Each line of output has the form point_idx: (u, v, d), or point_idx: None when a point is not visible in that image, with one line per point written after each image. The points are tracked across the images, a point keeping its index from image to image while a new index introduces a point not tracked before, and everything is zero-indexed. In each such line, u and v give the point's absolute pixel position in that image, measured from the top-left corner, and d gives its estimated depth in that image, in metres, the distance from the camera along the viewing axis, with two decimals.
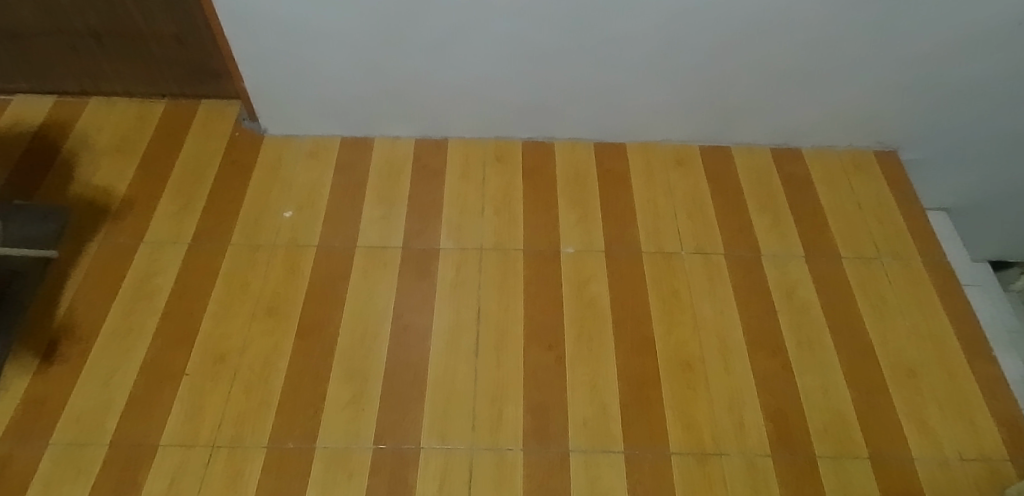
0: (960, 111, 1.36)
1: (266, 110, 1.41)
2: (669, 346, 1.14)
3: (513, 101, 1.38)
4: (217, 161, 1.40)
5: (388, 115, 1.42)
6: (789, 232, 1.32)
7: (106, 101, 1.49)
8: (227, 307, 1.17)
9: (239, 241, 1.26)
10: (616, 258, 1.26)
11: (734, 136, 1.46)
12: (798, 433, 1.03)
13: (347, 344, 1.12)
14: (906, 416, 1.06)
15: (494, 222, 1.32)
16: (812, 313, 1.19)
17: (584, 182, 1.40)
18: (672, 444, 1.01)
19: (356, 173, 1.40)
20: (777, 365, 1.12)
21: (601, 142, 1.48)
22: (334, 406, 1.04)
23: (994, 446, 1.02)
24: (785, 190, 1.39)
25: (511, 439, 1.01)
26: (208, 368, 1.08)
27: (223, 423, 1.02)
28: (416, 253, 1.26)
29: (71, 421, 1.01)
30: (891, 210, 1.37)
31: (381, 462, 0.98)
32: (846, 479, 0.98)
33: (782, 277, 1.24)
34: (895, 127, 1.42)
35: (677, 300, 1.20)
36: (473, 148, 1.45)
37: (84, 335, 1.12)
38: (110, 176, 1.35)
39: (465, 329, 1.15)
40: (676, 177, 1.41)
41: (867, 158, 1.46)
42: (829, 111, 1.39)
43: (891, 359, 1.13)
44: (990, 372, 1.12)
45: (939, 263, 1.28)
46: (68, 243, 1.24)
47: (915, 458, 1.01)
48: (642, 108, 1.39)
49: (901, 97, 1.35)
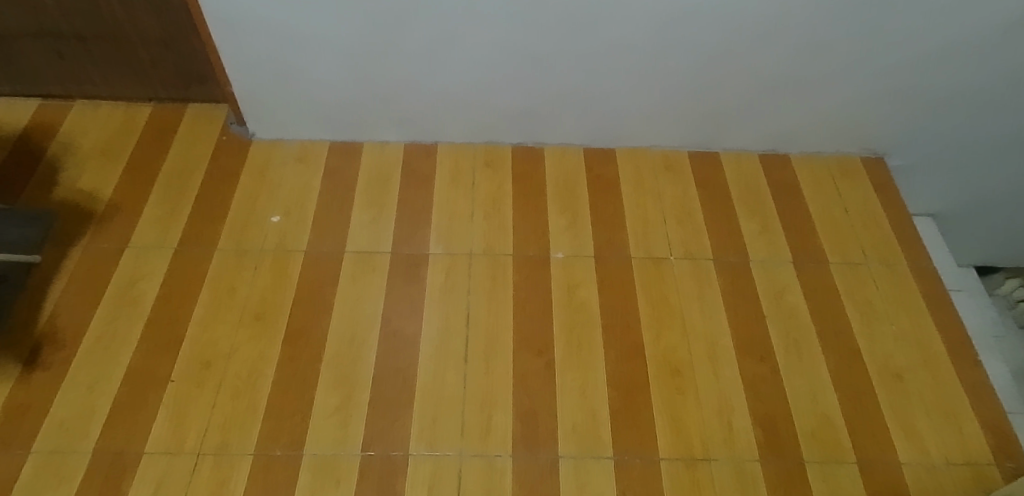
0: (944, 117, 1.38)
1: (255, 114, 1.41)
2: (658, 352, 1.14)
3: (503, 106, 1.38)
4: (204, 165, 1.39)
5: (378, 120, 1.41)
6: (777, 238, 1.33)
7: (92, 104, 1.48)
8: (213, 313, 1.15)
9: (226, 246, 1.25)
10: (606, 263, 1.27)
11: (723, 142, 1.46)
12: (786, 438, 1.03)
13: (335, 350, 1.11)
14: (893, 421, 1.06)
15: (484, 228, 1.32)
16: (800, 318, 1.20)
17: (574, 187, 1.40)
18: (661, 450, 1.01)
19: (345, 178, 1.39)
20: (766, 370, 1.12)
21: (591, 148, 1.48)
22: (321, 413, 1.03)
23: (980, 450, 1.03)
24: (774, 195, 1.40)
25: (500, 445, 1.01)
26: (193, 374, 1.07)
27: (208, 430, 1.01)
28: (406, 258, 1.26)
29: (53, 429, 1.00)
30: (878, 216, 1.38)
31: (369, 470, 0.97)
32: (834, 484, 0.98)
33: (771, 282, 1.25)
34: (882, 133, 1.43)
35: (667, 305, 1.21)
36: (463, 153, 1.45)
37: (67, 341, 1.10)
38: (95, 179, 1.34)
39: (454, 335, 1.15)
40: (665, 182, 1.41)
41: (855, 164, 1.47)
42: (816, 118, 1.40)
43: (878, 364, 1.14)
44: (975, 377, 1.13)
45: (925, 269, 1.29)
46: (52, 247, 1.23)
47: (903, 462, 1.01)
48: (632, 114, 1.40)
49: (887, 104, 1.36)
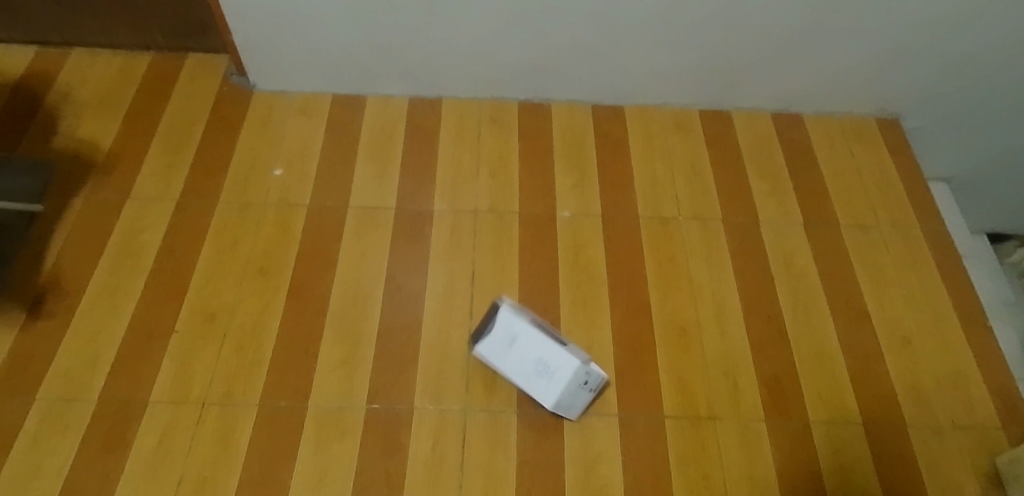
0: (965, 78, 1.33)
1: (255, 65, 1.37)
2: (665, 311, 1.13)
3: (510, 60, 1.34)
4: (205, 116, 1.36)
5: (382, 72, 1.38)
6: (788, 200, 1.30)
7: (89, 51, 1.44)
8: (216, 265, 1.14)
9: (227, 200, 1.23)
10: (613, 221, 1.25)
11: (734, 100, 1.43)
12: (792, 398, 1.03)
13: (339, 304, 1.11)
14: (900, 383, 1.06)
15: (490, 185, 1.29)
16: (809, 280, 1.18)
17: (582, 146, 1.37)
18: (666, 408, 1.01)
19: (348, 132, 1.36)
20: (772, 331, 1.11)
21: (600, 105, 1.45)
22: (325, 367, 1.03)
23: (987, 414, 1.03)
24: (786, 157, 1.37)
25: (505, 401, 1.01)
26: (197, 325, 1.06)
27: (214, 381, 1.00)
28: (410, 215, 1.24)
29: (58, 377, 1.00)
30: (891, 179, 1.35)
31: (374, 423, 0.97)
32: (839, 445, 0.98)
33: (779, 244, 1.23)
34: (898, 94, 1.39)
35: (674, 265, 1.19)
36: (468, 109, 1.42)
37: (70, 291, 1.10)
38: (94, 128, 1.32)
39: (459, 292, 1.14)
40: (674, 141, 1.39)
41: (868, 125, 1.44)
42: (832, 76, 1.36)
43: (887, 327, 1.13)
44: (984, 342, 1.12)
45: (937, 233, 1.27)
46: (52, 197, 1.21)
47: (908, 424, 1.01)
48: (641, 70, 1.36)
49: (905, 63, 1.32)
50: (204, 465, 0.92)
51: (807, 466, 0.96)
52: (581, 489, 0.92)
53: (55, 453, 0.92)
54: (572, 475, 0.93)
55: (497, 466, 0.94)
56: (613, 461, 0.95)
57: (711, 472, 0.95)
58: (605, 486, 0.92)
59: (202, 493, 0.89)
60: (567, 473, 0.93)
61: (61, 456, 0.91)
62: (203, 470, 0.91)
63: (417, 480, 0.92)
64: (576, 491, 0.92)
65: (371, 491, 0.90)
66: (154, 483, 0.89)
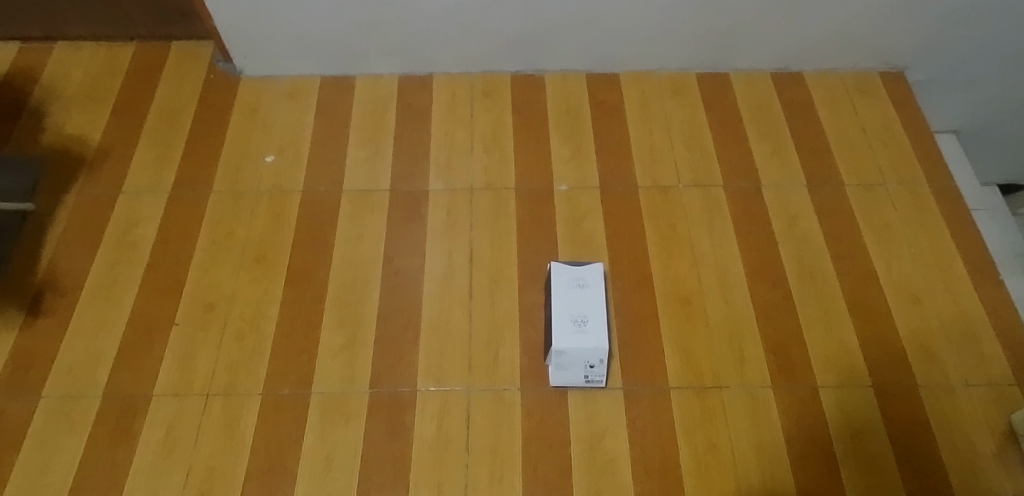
0: (973, 26, 1.28)
1: (242, 51, 1.35)
2: (667, 281, 1.11)
3: (499, 31, 1.31)
4: (193, 106, 1.35)
5: (369, 50, 1.35)
6: (790, 161, 1.27)
7: (72, 45, 1.44)
8: (212, 255, 1.14)
9: (220, 189, 1.23)
10: (610, 192, 1.22)
11: (733, 61, 1.39)
12: (799, 364, 1.01)
13: (338, 289, 1.10)
14: (911, 345, 1.03)
15: (484, 161, 1.27)
16: (814, 243, 1.16)
17: (577, 117, 1.34)
18: (672, 380, 1.00)
19: (337, 114, 1.34)
20: (777, 296, 1.09)
21: (594, 73, 1.41)
22: (327, 353, 1.02)
23: (1000, 371, 1.00)
24: (787, 117, 1.34)
25: (508, 379, 1.00)
26: (197, 316, 1.06)
27: (217, 371, 1.00)
28: (405, 196, 1.22)
29: (61, 374, 1.00)
30: (897, 135, 1.32)
31: (377, 405, 0.97)
32: (849, 407, 0.97)
33: (782, 207, 1.20)
34: (902, 46, 1.35)
35: (675, 234, 1.17)
36: (460, 84, 1.39)
37: (68, 289, 1.10)
38: (81, 122, 1.31)
39: (458, 272, 1.12)
40: (672, 106, 1.36)
41: (872, 80, 1.40)
42: (833, 30, 1.31)
43: (895, 286, 1.10)
44: (997, 297, 1.09)
45: (946, 188, 1.23)
46: (46, 195, 1.21)
47: (920, 386, 0.99)
48: (635, 34, 1.32)
49: (908, 14, 1.27)
50: (211, 455, 0.92)
51: (816, 431, 0.94)
52: (587, 464, 0.91)
53: (63, 450, 0.93)
54: (578, 451, 0.93)
55: (502, 445, 0.93)
56: (619, 434, 0.94)
57: (718, 441, 0.93)
58: (611, 460, 0.92)
59: (210, 482, 0.89)
60: (573, 449, 0.93)
61: (69, 452, 0.92)
62: (210, 460, 0.92)
63: (424, 461, 0.91)
64: (583, 466, 0.91)
65: (377, 474, 0.90)
66: (163, 474, 0.90)
